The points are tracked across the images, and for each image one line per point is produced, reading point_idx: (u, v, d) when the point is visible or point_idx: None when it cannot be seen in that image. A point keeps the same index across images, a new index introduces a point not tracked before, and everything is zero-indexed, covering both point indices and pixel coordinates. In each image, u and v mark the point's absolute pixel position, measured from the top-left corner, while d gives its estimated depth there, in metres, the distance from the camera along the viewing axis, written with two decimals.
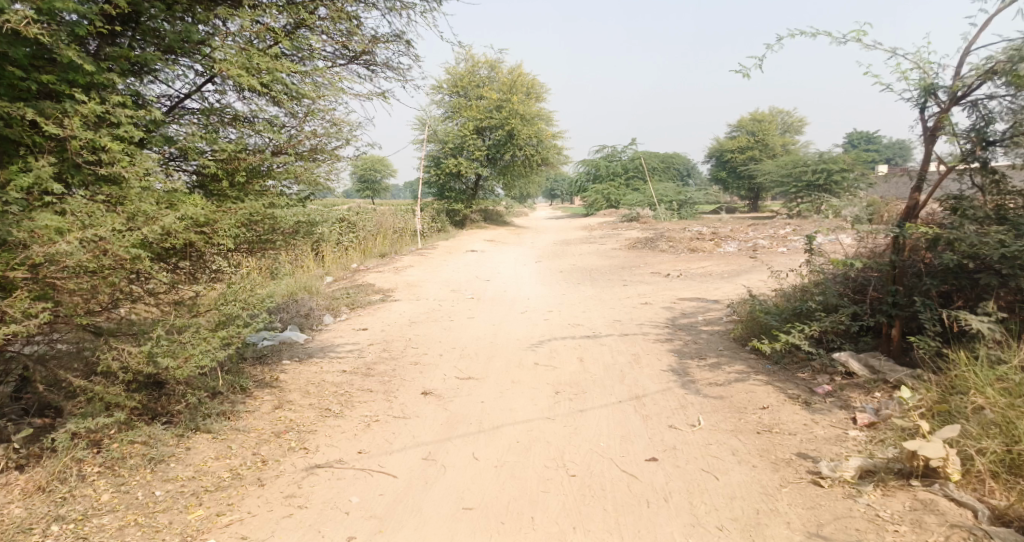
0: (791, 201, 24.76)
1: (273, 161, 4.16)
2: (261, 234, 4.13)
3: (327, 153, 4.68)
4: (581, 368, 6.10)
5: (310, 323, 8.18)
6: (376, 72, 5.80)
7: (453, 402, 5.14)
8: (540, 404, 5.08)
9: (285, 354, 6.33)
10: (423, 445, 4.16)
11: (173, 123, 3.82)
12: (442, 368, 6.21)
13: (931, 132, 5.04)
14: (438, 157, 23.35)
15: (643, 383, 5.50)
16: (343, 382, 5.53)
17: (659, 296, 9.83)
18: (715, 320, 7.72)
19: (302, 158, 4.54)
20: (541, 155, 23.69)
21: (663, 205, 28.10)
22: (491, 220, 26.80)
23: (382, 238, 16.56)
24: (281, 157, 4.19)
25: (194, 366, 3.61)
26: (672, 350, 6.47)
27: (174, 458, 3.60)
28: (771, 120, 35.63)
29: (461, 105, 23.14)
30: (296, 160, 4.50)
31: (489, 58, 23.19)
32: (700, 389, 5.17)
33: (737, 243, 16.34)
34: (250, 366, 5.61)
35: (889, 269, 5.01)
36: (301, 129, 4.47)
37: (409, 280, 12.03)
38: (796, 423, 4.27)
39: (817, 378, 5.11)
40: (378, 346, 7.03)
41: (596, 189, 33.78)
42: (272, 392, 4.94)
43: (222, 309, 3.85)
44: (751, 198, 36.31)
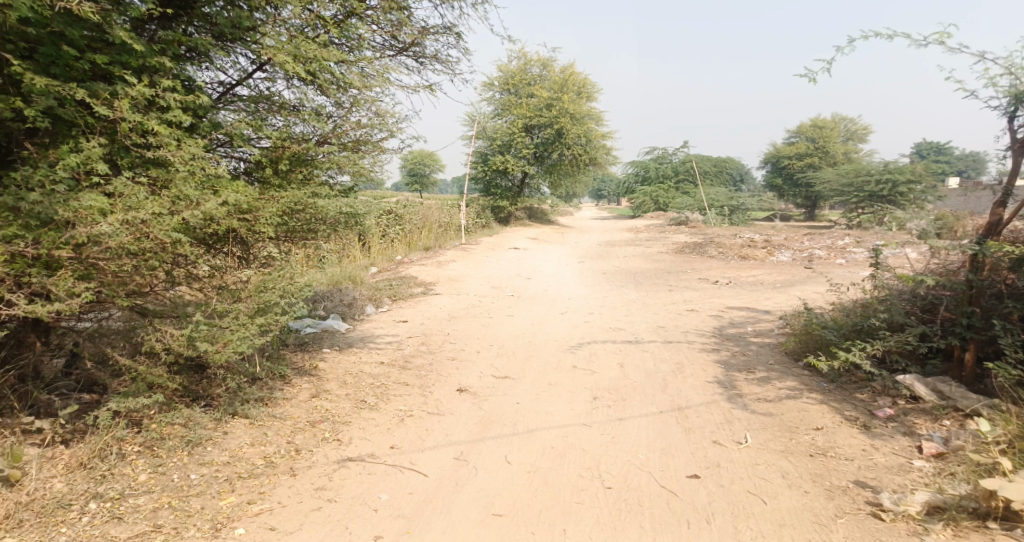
0: (851, 211, 23.77)
1: (318, 150, 4.13)
2: (304, 223, 4.11)
3: (371, 144, 4.63)
4: (621, 374, 5.91)
5: (352, 313, 8.21)
6: (426, 64, 5.75)
7: (488, 401, 5.03)
8: (577, 409, 4.92)
9: (326, 343, 6.36)
10: (455, 444, 4.06)
11: (222, 110, 3.83)
12: (479, 365, 6.12)
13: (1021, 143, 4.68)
14: (486, 153, 23.36)
15: (687, 393, 5.27)
16: (380, 374, 5.49)
17: (706, 304, 9.50)
18: (765, 332, 7.38)
19: (347, 148, 4.50)
20: (590, 155, 23.42)
21: (714, 210, 27.40)
22: (536, 218, 26.68)
23: (427, 232, 16.61)
24: (326, 146, 4.16)
25: (232, 352, 3.56)
26: (719, 361, 6.20)
27: (211, 441, 3.59)
28: (832, 127, 34.33)
29: (511, 102, 23.09)
30: (339, 150, 4.46)
31: (541, 56, 23.06)
32: (749, 404, 4.92)
33: (791, 252, 15.76)
34: (290, 352, 5.64)
35: (966, 289, 4.66)
36: (347, 119, 4.43)
37: (451, 275, 12.00)
38: (854, 448, 3.98)
39: (877, 400, 4.79)
40: (416, 340, 6.99)
41: (644, 192, 33.26)
42: (310, 380, 4.92)
43: (261, 295, 3.82)
44: (806, 207, 35.06)
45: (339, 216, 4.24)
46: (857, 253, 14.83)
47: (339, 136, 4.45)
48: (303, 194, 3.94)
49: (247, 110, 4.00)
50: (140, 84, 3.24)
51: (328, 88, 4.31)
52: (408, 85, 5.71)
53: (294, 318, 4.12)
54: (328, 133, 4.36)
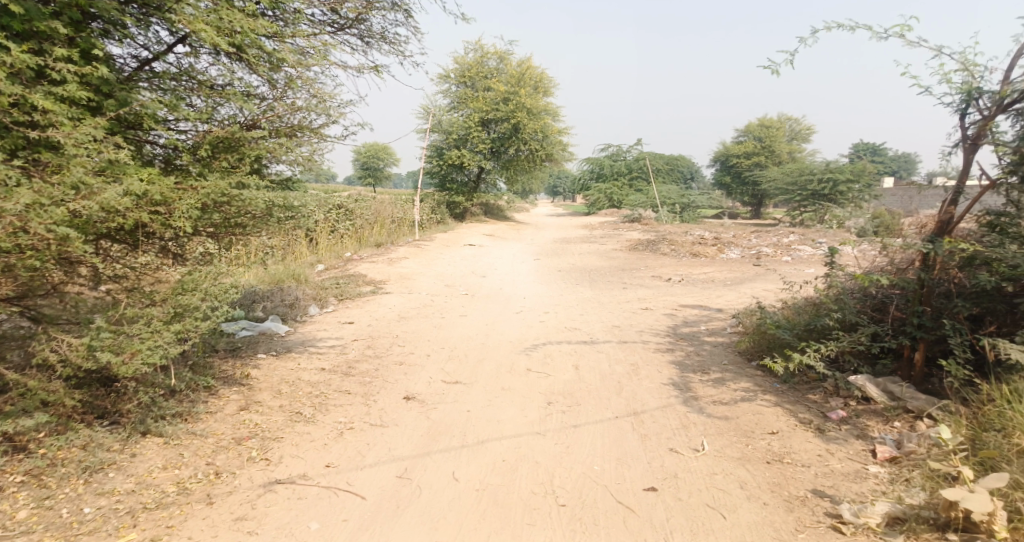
0: (796, 210, 24.45)
1: (245, 137, 3.75)
2: (229, 218, 3.73)
3: (304, 130, 4.29)
4: (577, 376, 5.72)
5: (293, 314, 7.77)
6: (370, 45, 5.40)
7: (436, 410, 4.76)
8: (530, 416, 4.70)
9: (262, 348, 5.96)
10: (399, 460, 3.78)
11: (134, 87, 3.41)
12: (429, 369, 5.82)
13: (971, 143, 4.68)
14: (441, 148, 22.95)
15: (642, 397, 5.11)
16: (319, 382, 5.14)
17: (660, 301, 9.45)
18: (719, 331, 7.33)
19: (276, 132, 4.14)
20: (546, 151, 23.27)
21: (666, 207, 27.76)
22: (492, 214, 26.46)
23: (379, 228, 16.15)
24: (256, 132, 3.79)
25: (141, 363, 3.18)
26: (674, 361, 6.08)
27: (114, 467, 3.22)
28: (778, 127, 35.27)
29: (467, 96, 22.73)
30: (271, 135, 4.11)
31: (498, 49, 22.79)
32: (705, 407, 4.80)
33: (741, 249, 15.99)
34: (220, 359, 5.23)
35: (917, 288, 4.61)
36: (278, 101, 4.07)
37: (403, 272, 11.63)
38: (810, 454, 3.88)
39: (830, 401, 4.73)
40: (362, 343, 6.64)
41: (599, 188, 33.48)
42: (240, 391, 4.55)
43: (178, 299, 3.45)
44: (754, 204, 35.95)
45: (271, 210, 3.88)
46: (803, 250, 15.15)
47: (269, 119, 4.10)
48: (226, 185, 3.56)
49: (159, 88, 3.57)
50: (24, 52, 2.83)
51: (257, 66, 3.94)
52: (348, 66, 5.33)
53: (217, 323, 3.75)
54: (255, 117, 4.01)
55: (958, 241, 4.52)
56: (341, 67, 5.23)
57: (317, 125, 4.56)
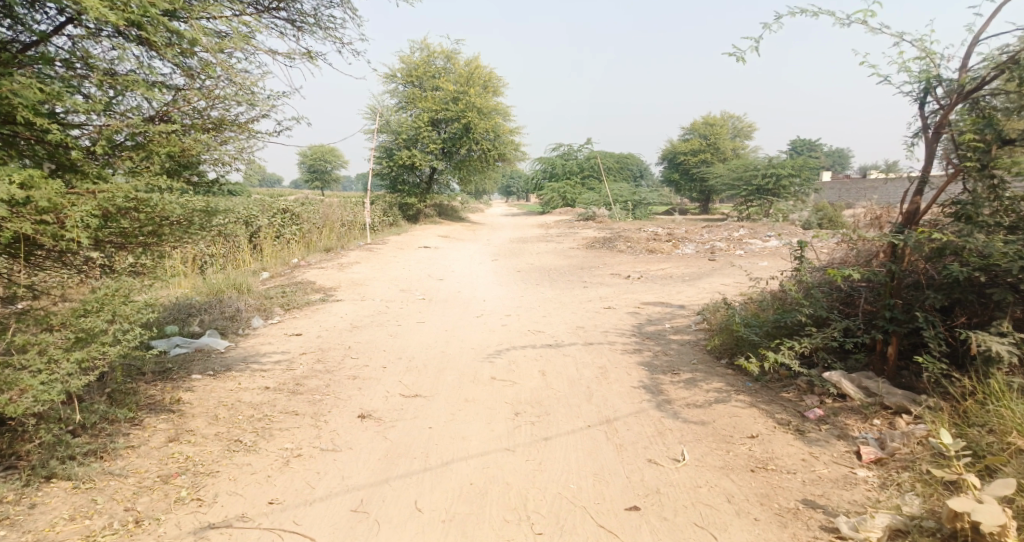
0: (744, 205, 24.92)
1: (154, 130, 3.30)
2: (143, 225, 3.26)
3: (222, 121, 3.89)
4: (543, 383, 5.42)
5: (234, 328, 7.22)
6: (302, 30, 4.95)
7: (394, 428, 4.38)
8: (496, 430, 4.37)
9: (198, 368, 5.45)
10: (354, 490, 3.39)
11: (11, 71, 2.87)
12: (385, 383, 5.43)
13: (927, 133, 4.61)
14: (391, 148, 22.36)
15: (613, 402, 4.85)
16: (263, 403, 4.68)
17: (622, 300, 9.28)
18: (684, 329, 7.17)
19: (188, 127, 3.70)
20: (498, 150, 22.99)
21: (618, 204, 27.93)
22: (446, 215, 26.01)
23: (328, 232, 15.52)
24: (167, 125, 3.35)
25: (34, 400, 2.72)
26: (642, 363, 5.86)
27: (7, 523, 2.79)
28: (721, 125, 36.04)
29: (415, 96, 22.20)
30: (185, 130, 3.69)
31: (445, 48, 22.38)
32: (679, 413, 4.59)
33: (695, 244, 16.06)
34: (149, 384, 4.72)
35: (888, 280, 4.47)
36: (192, 90, 3.64)
37: (354, 278, 11.10)
38: (794, 459, 3.68)
39: (805, 400, 4.57)
40: (311, 357, 6.16)
41: (552, 188, 33.48)
42: (169, 420, 4.06)
43: (79, 322, 2.96)
44: (702, 200, 36.64)
45: (194, 216, 3.45)
46: (755, 244, 15.32)
47: (180, 110, 3.66)
48: (135, 187, 3.10)
49: (42, 74, 3.01)
50: None
51: (166, 50, 3.49)
52: (278, 52, 4.85)
53: (131, 346, 3.26)
54: (165, 109, 3.57)
55: (926, 231, 4.42)
56: (270, 53, 4.77)
57: (240, 118, 4.14)
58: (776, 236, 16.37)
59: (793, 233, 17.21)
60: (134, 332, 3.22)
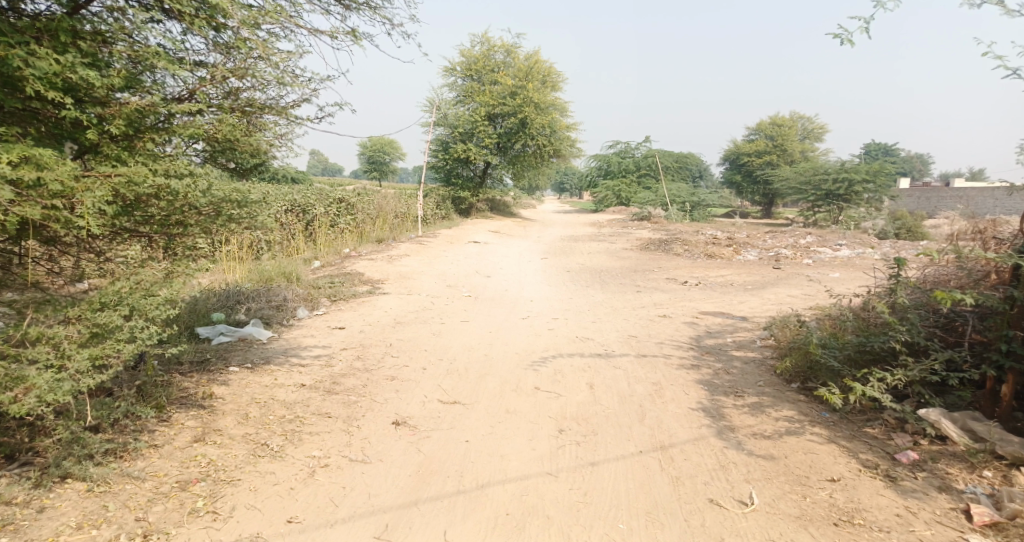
0: (811, 211, 23.63)
1: (177, 109, 3.14)
2: (169, 213, 3.18)
3: (251, 100, 3.75)
4: (591, 397, 5.03)
5: (280, 317, 7.09)
6: (349, 8, 4.68)
7: (429, 440, 4.09)
8: (538, 449, 4.04)
9: (236, 359, 5.29)
10: (380, 512, 3.10)
11: (27, 41, 2.72)
12: (424, 386, 5.13)
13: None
14: (447, 141, 22.25)
15: (670, 427, 4.42)
16: (296, 403, 4.46)
17: (678, 308, 8.72)
18: (748, 345, 6.59)
19: (214, 107, 3.55)
20: (554, 146, 22.50)
21: (676, 206, 27.01)
22: (498, 210, 25.77)
23: (381, 223, 15.49)
24: (191, 105, 3.20)
25: (38, 400, 2.53)
26: (702, 382, 5.37)
27: (10, 528, 2.58)
28: (789, 126, 34.45)
29: (473, 89, 22.00)
30: (212, 109, 3.55)
31: (505, 42, 22.10)
32: (745, 444, 4.11)
33: (757, 250, 15.22)
34: (184, 376, 4.56)
35: (1006, 308, 3.83)
36: (220, 66, 3.48)
37: (402, 271, 10.93)
38: (886, 514, 3.17)
39: (894, 439, 4.01)
40: (351, 353, 5.94)
41: (607, 186, 32.77)
42: (197, 416, 3.86)
43: (95, 317, 2.84)
44: (765, 204, 35.14)
45: (222, 205, 3.34)
46: (823, 253, 14.38)
47: (208, 89, 3.51)
48: (152, 172, 2.97)
49: (60, 44, 2.83)
50: None
51: (193, 23, 3.34)
52: (319, 29, 4.58)
53: (149, 344, 3.10)
54: (194, 86, 3.42)
55: None
56: (312, 30, 4.52)
57: (276, 101, 3.97)
58: (846, 246, 15.34)
59: (865, 243, 16.10)
60: (150, 329, 3.08)
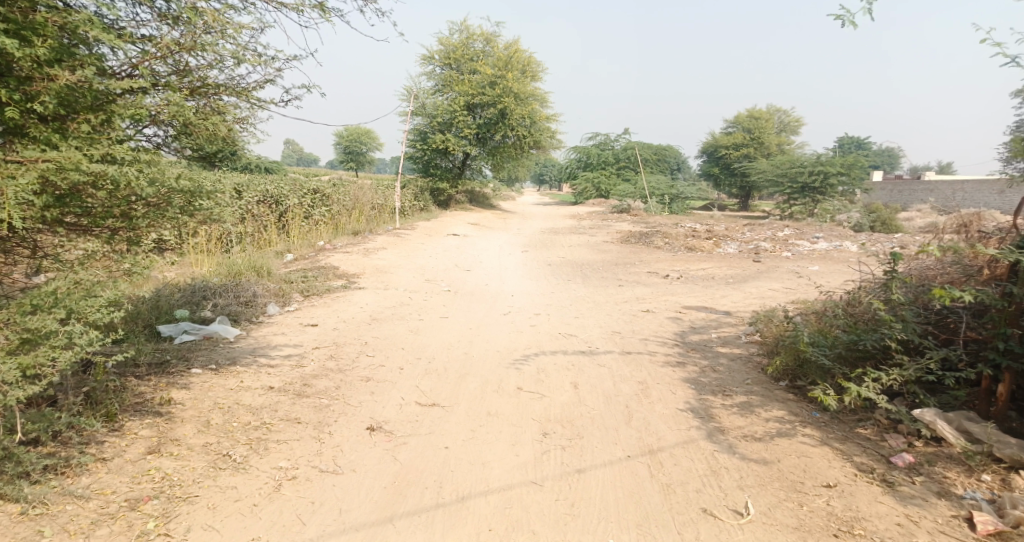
0: (789, 203, 23.74)
1: (114, 87, 2.92)
2: (110, 206, 3.07)
3: (200, 76, 3.59)
4: (575, 397, 4.83)
5: (249, 314, 6.77)
6: None
7: (405, 447, 3.85)
8: (521, 455, 3.84)
9: (201, 360, 4.99)
10: (352, 531, 2.89)
11: None
12: (401, 387, 4.89)
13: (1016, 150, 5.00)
14: (426, 132, 21.86)
15: (658, 430, 4.25)
16: (264, 407, 4.18)
17: (661, 302, 8.57)
18: (733, 341, 6.45)
19: (159, 85, 3.37)
20: (534, 137, 22.22)
21: (655, 198, 26.99)
22: (477, 202, 25.46)
23: (357, 215, 15.13)
24: (132, 82, 3.00)
25: None
26: (688, 381, 5.21)
27: None
28: (767, 119, 34.60)
29: (452, 79, 21.64)
30: (156, 87, 3.34)
31: (484, 31, 21.76)
32: (736, 448, 3.95)
33: (737, 243, 15.16)
34: (141, 380, 4.26)
35: (1005, 306, 3.71)
36: (164, 39, 3.29)
37: (379, 264, 10.63)
38: (887, 524, 3.03)
39: (889, 440, 3.88)
40: (324, 352, 5.67)
41: (586, 178, 32.64)
42: (154, 424, 3.57)
43: (25, 322, 2.63)
44: (742, 197, 35.32)
45: (173, 197, 3.26)
46: (802, 246, 14.38)
47: (153, 64, 3.33)
48: (87, 157, 2.84)
49: None
50: None
51: None
52: (282, 4, 4.28)
53: (87, 348, 2.83)
54: (135, 61, 3.23)
55: None
56: (274, 6, 4.25)
57: (232, 81, 3.82)
58: (824, 239, 15.38)
59: (843, 236, 16.16)
60: (89, 333, 2.83)
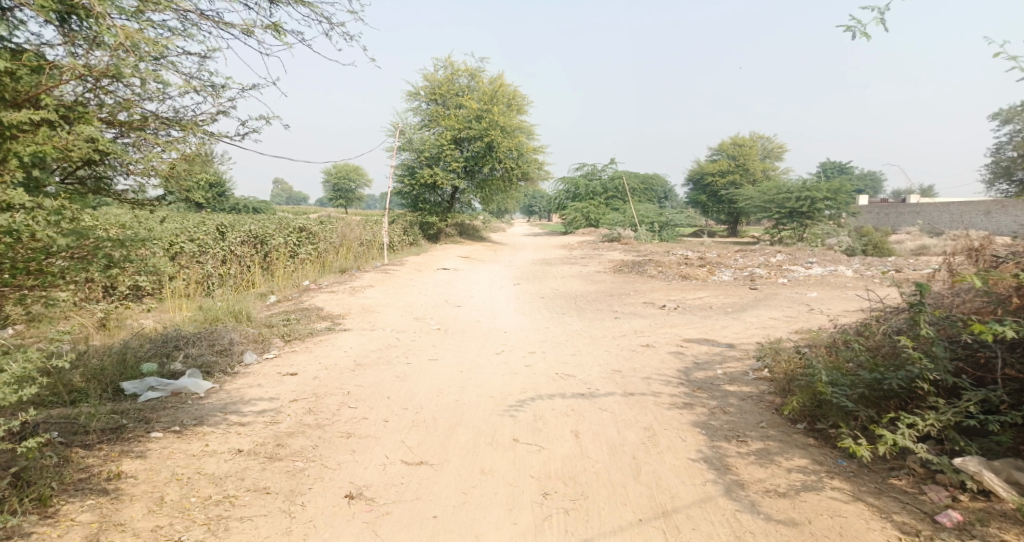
0: (779, 228, 23.63)
1: (9, 120, 2.68)
2: (27, 258, 2.89)
3: (127, 106, 3.28)
4: (577, 449, 4.39)
5: (223, 364, 6.31)
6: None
7: (386, 521, 3.38)
8: (519, 524, 3.40)
9: (162, 421, 4.53)
10: None
11: None
12: (385, 444, 4.43)
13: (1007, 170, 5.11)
14: (413, 166, 21.67)
15: (671, 487, 3.82)
16: (229, 476, 3.72)
17: (660, 336, 8.18)
18: (741, 378, 6.02)
19: (71, 117, 3.03)
20: (521, 169, 22.07)
21: (644, 226, 26.90)
22: (467, 235, 25.18)
23: (345, 252, 14.76)
24: (31, 113, 2.73)
25: None
26: (698, 425, 4.79)
27: None
28: (751, 146, 34.87)
29: (439, 114, 21.58)
30: (67, 118, 3.03)
31: (469, 67, 21.84)
32: (760, 506, 3.53)
33: (732, 269, 14.87)
34: (91, 451, 3.79)
35: None
36: (71, 62, 2.92)
37: (365, 303, 10.22)
38: None
39: (930, 493, 3.48)
40: (302, 405, 5.21)
41: (575, 208, 32.56)
42: (95, 507, 3.12)
43: None
44: (731, 223, 35.32)
45: (103, 245, 3.10)
46: (797, 271, 14.10)
47: (64, 92, 3.01)
48: None
49: None
50: None
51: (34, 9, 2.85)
52: (230, 23, 3.94)
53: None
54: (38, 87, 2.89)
55: None
56: (220, 24, 3.91)
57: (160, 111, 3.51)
58: (817, 263, 15.15)
59: (837, 259, 15.94)
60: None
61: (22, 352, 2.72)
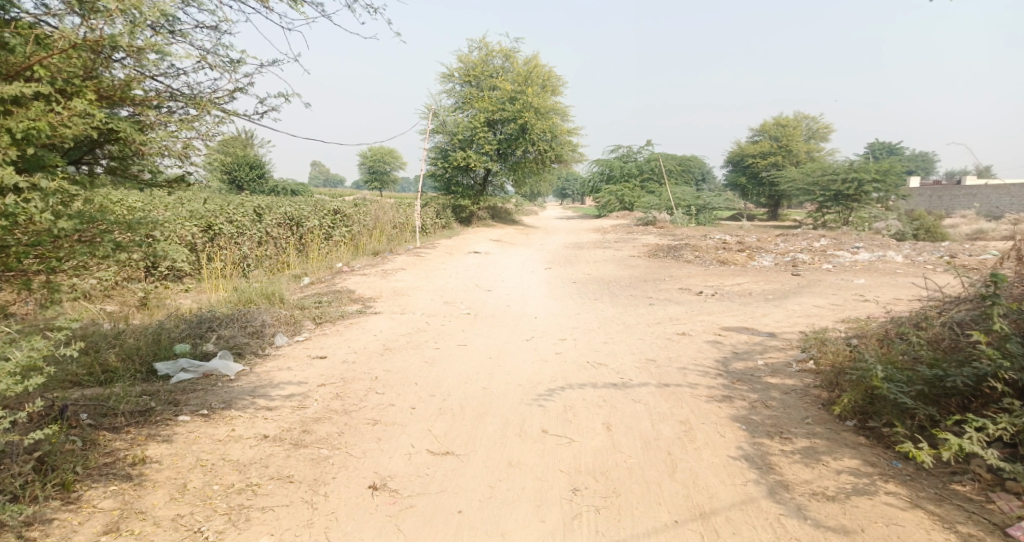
0: (822, 212, 22.77)
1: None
2: (30, 241, 2.84)
3: (131, 81, 3.15)
4: (609, 443, 4.20)
5: (255, 346, 6.29)
6: None
7: (410, 515, 3.27)
8: (547, 523, 3.25)
9: (191, 404, 4.49)
10: None
11: None
12: (412, 432, 4.32)
13: None
14: (446, 149, 21.52)
15: (712, 486, 3.61)
16: (255, 463, 3.66)
17: (697, 323, 7.89)
18: (784, 369, 5.72)
19: (69, 91, 2.93)
20: (555, 151, 21.71)
21: (681, 209, 26.28)
22: (500, 218, 24.99)
23: (378, 234, 14.74)
24: (22, 85, 2.63)
25: None
26: (739, 419, 4.55)
27: None
28: (794, 127, 33.66)
29: (473, 95, 21.35)
30: (68, 92, 2.93)
31: (504, 47, 21.51)
32: (807, 510, 3.30)
33: (772, 255, 14.35)
34: (118, 434, 3.77)
35: None
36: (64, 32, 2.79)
37: (397, 286, 10.16)
38: None
39: (998, 502, 3.20)
40: (330, 390, 5.14)
41: (610, 191, 32.03)
42: (118, 493, 3.09)
43: None
44: (772, 206, 34.28)
45: (108, 230, 3.06)
46: (842, 257, 13.52)
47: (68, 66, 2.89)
48: None
49: None
50: None
51: None
52: None
53: None
54: (31, 57, 2.77)
55: None
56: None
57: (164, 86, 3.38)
58: (864, 249, 14.51)
59: (884, 245, 15.24)
60: None
61: (27, 340, 2.68)
